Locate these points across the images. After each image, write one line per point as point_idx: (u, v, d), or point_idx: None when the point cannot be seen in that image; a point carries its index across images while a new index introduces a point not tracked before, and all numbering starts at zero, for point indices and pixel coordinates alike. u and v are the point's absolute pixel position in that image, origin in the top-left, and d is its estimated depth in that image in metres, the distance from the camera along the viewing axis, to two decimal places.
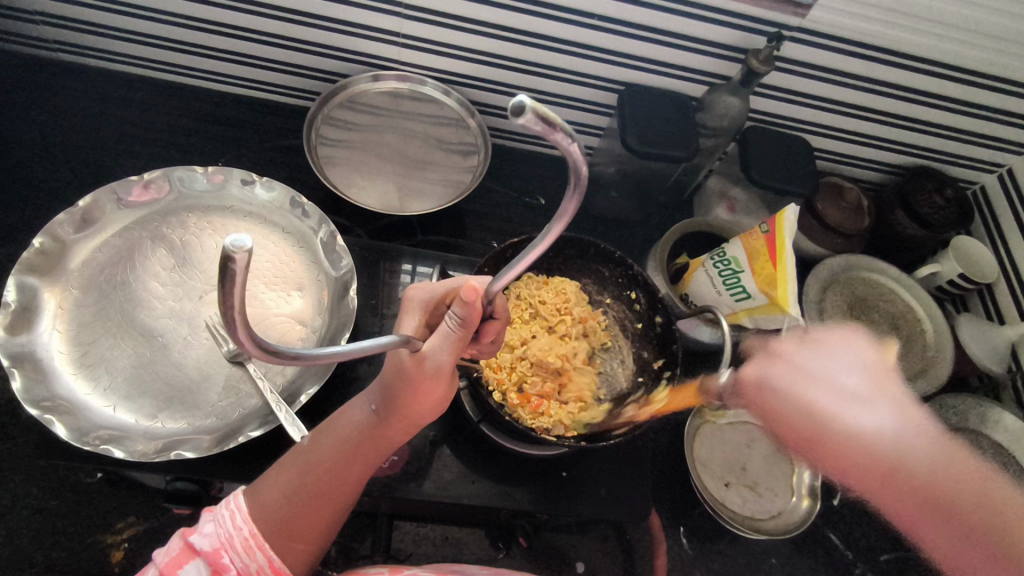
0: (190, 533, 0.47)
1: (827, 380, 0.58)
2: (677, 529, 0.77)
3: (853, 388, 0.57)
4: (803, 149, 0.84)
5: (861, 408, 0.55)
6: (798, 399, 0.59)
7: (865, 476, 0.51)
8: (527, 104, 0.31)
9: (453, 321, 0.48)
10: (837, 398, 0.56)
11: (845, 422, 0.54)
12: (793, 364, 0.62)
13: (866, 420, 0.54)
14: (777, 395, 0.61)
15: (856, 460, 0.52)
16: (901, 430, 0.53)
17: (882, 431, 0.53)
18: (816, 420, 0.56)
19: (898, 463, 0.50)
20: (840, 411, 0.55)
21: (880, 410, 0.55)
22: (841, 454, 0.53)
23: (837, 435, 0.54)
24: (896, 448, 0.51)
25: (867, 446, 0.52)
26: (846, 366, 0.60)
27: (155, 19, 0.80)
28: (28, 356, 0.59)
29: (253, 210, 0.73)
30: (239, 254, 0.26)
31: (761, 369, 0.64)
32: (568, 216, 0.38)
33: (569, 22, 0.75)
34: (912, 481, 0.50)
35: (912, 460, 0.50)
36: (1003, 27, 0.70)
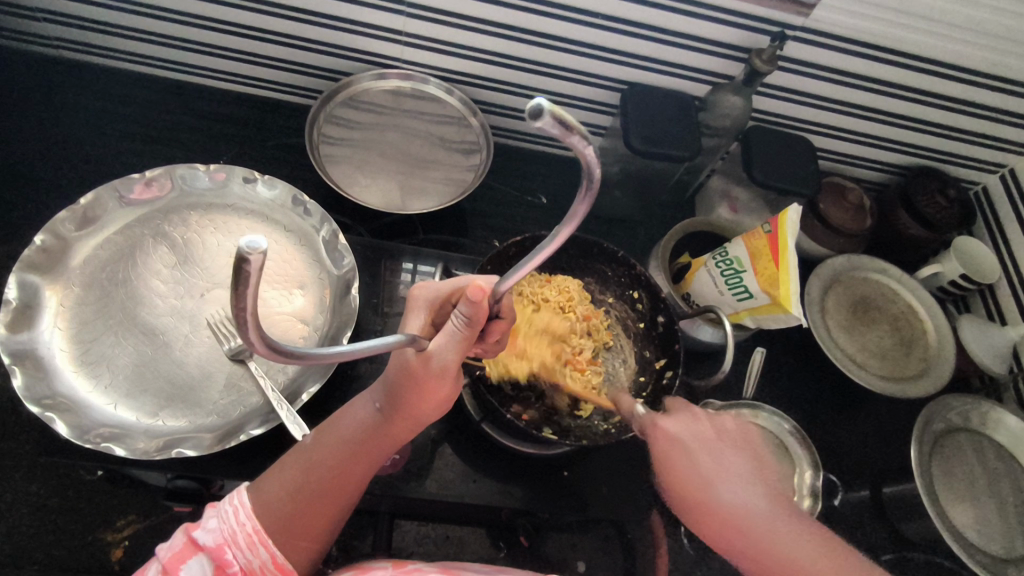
0: (193, 528, 0.47)
1: (702, 450, 0.54)
2: (677, 528, 0.76)
3: (734, 469, 0.53)
4: (806, 148, 0.84)
5: (739, 486, 0.51)
6: (695, 471, 0.52)
7: (746, 554, 0.49)
8: (545, 107, 0.32)
9: (459, 321, 0.48)
10: (715, 475, 0.52)
11: (721, 496, 0.51)
12: (689, 435, 0.55)
13: (740, 497, 0.51)
14: (676, 463, 0.53)
15: (734, 535, 0.50)
16: (775, 516, 0.50)
17: (761, 514, 0.50)
18: (699, 495, 0.51)
19: (776, 553, 0.48)
20: (711, 484, 0.51)
21: (758, 490, 0.52)
22: (719, 525, 0.50)
23: (711, 501, 0.51)
24: (771, 525, 0.49)
25: (741, 527, 0.49)
26: (725, 446, 0.54)
27: (156, 17, 0.80)
28: (29, 353, 0.59)
29: (255, 208, 0.73)
30: (254, 256, 0.27)
31: (676, 425, 0.56)
32: (578, 218, 0.39)
33: (571, 20, 0.75)
34: (788, 569, 0.47)
35: (790, 548, 0.48)
36: (1006, 27, 0.70)
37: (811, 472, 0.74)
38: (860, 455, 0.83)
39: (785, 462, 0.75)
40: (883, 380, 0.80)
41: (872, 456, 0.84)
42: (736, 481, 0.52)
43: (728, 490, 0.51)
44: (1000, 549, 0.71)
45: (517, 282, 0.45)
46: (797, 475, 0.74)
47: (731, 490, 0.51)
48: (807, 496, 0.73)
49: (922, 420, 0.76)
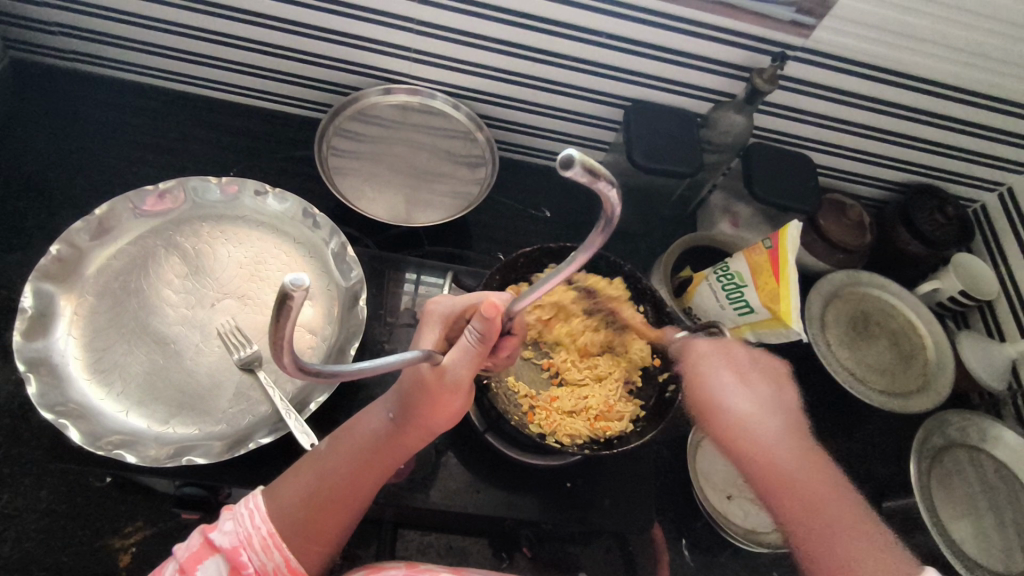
0: (210, 529, 0.47)
1: (736, 374, 0.60)
2: (679, 541, 0.77)
3: (750, 391, 0.60)
4: (806, 165, 0.85)
5: (749, 402, 0.59)
6: (711, 383, 0.60)
7: (754, 460, 0.56)
8: (576, 157, 0.33)
9: (472, 336, 0.49)
10: (739, 391, 0.59)
11: (720, 395, 0.59)
12: (723, 356, 0.62)
13: (757, 415, 0.58)
14: (701, 373, 0.61)
15: (737, 436, 0.57)
16: (776, 428, 0.57)
17: (758, 418, 0.57)
18: (709, 402, 0.59)
19: (773, 454, 0.55)
20: (730, 398, 0.59)
21: (752, 402, 0.59)
22: (727, 429, 0.58)
23: (710, 397, 0.60)
24: (777, 438, 0.56)
25: (744, 431, 0.57)
26: (746, 363, 0.61)
27: (173, 32, 0.82)
28: (44, 361, 0.60)
29: (266, 220, 0.74)
30: (297, 291, 0.29)
31: (698, 355, 0.62)
32: (594, 248, 0.40)
33: (577, 39, 0.77)
34: (767, 455, 0.55)
35: (774, 445, 0.56)
36: (1003, 49, 0.71)
37: None
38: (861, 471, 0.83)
39: None
40: (882, 393, 0.81)
41: (872, 470, 0.84)
42: (744, 389, 0.60)
43: (735, 395, 0.59)
44: (999, 565, 0.72)
45: (534, 300, 0.46)
46: None
47: (736, 397, 0.59)
48: None
49: (922, 434, 0.78)
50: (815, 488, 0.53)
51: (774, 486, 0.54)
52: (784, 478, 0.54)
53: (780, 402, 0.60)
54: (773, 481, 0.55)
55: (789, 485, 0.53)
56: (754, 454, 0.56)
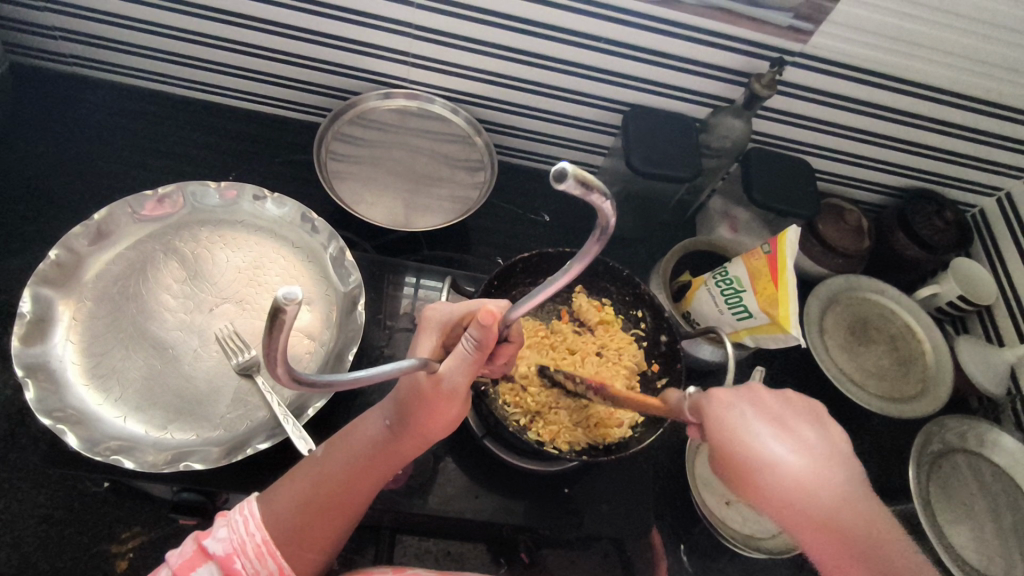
0: (204, 536, 0.47)
1: (775, 424, 0.50)
2: (677, 545, 0.77)
3: (797, 442, 0.49)
4: (805, 170, 0.85)
5: (805, 460, 0.48)
6: (746, 442, 0.49)
7: (819, 532, 0.46)
8: (569, 169, 0.33)
9: (469, 344, 0.48)
10: (786, 446, 0.49)
11: (769, 454, 0.48)
12: (754, 405, 0.51)
13: (816, 474, 0.48)
14: (732, 429, 0.50)
15: (796, 507, 0.47)
16: (836, 484, 0.47)
17: (822, 478, 0.47)
18: (756, 462, 0.48)
19: (841, 522, 0.46)
20: (779, 459, 0.48)
21: (808, 456, 0.49)
22: (784, 501, 0.47)
23: (756, 458, 0.48)
24: (841, 499, 0.47)
25: (804, 499, 0.47)
26: (784, 406, 0.51)
27: (172, 36, 0.83)
28: (42, 367, 0.60)
29: (264, 224, 0.74)
30: (290, 305, 0.28)
31: (719, 407, 0.51)
32: (589, 258, 0.39)
33: (575, 44, 0.77)
34: (837, 525, 0.46)
35: (843, 510, 0.46)
36: (1002, 55, 0.72)
37: None
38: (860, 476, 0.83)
39: None
40: (881, 399, 0.81)
41: (871, 475, 0.84)
42: (789, 441, 0.49)
43: (781, 451, 0.48)
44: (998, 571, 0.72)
45: (530, 310, 0.46)
46: None
47: (782, 452, 0.48)
48: None
49: (921, 439, 0.78)
50: (895, 556, 0.45)
51: (848, 562, 0.46)
52: (857, 550, 0.45)
53: (830, 445, 0.50)
54: (844, 555, 0.46)
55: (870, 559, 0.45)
56: (820, 526, 0.46)
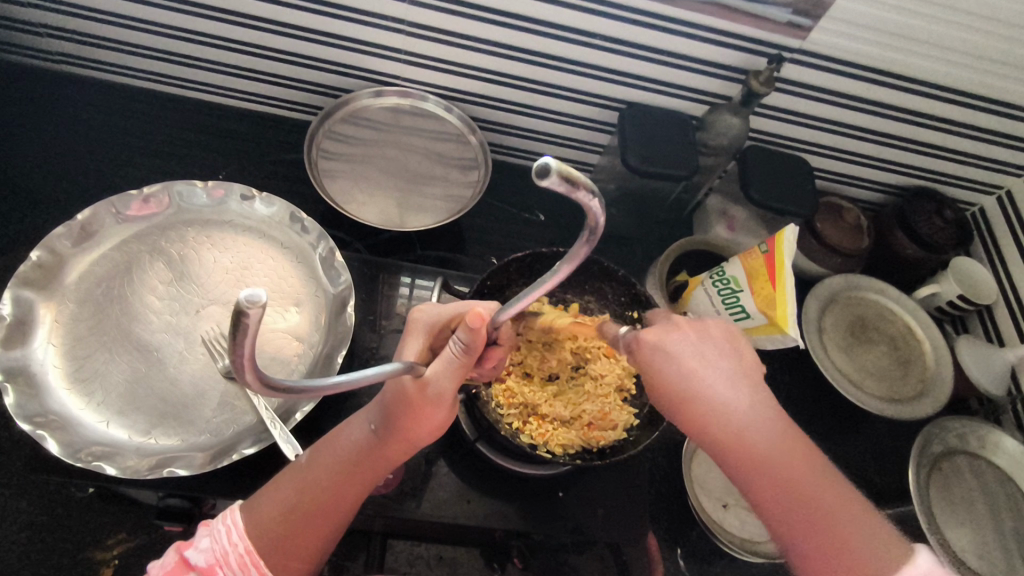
0: (185, 547, 0.46)
1: (707, 353, 0.52)
2: (675, 551, 0.75)
3: (727, 372, 0.51)
4: (802, 169, 0.84)
5: (730, 389, 0.50)
6: (681, 370, 0.52)
7: (743, 456, 0.48)
8: (552, 165, 0.31)
9: (457, 346, 0.47)
10: (716, 377, 0.51)
11: (703, 385, 0.51)
12: (696, 338, 0.53)
13: (740, 404, 0.50)
14: (667, 355, 0.53)
15: (716, 429, 0.49)
16: (761, 415, 0.49)
17: (745, 407, 0.50)
18: (687, 392, 0.51)
19: (764, 447, 0.48)
20: (707, 386, 0.51)
21: (739, 387, 0.51)
22: (707, 423, 0.49)
23: (694, 388, 0.51)
24: (764, 428, 0.48)
25: (727, 425, 0.49)
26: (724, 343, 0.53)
27: (159, 33, 0.81)
28: (22, 371, 0.59)
29: (252, 224, 0.73)
30: (254, 309, 0.27)
31: (661, 336, 0.54)
32: (578, 259, 0.38)
33: (569, 40, 0.76)
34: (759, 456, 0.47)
35: (762, 441, 0.48)
36: (1003, 51, 0.70)
37: None
38: (858, 478, 0.82)
39: None
40: (881, 401, 0.80)
41: (871, 478, 0.83)
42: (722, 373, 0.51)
43: (711, 382, 0.51)
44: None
45: (519, 312, 0.44)
46: None
47: (710, 380, 0.51)
48: None
49: (919, 443, 0.77)
50: (817, 487, 0.46)
51: (771, 493, 0.46)
52: (778, 478, 0.46)
53: (756, 380, 0.52)
54: (772, 491, 0.46)
55: (795, 497, 0.46)
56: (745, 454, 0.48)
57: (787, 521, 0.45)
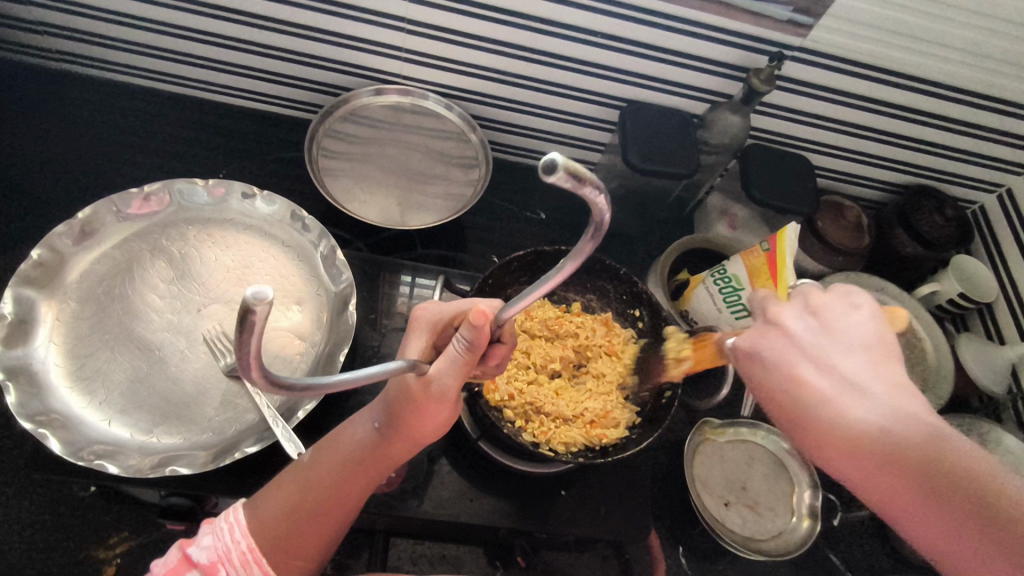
0: (188, 544, 0.46)
1: (819, 354, 0.42)
2: (677, 549, 0.76)
3: (850, 372, 0.41)
4: (803, 167, 0.84)
5: (860, 395, 0.40)
6: (784, 378, 0.42)
7: (890, 482, 0.37)
8: (558, 161, 0.31)
9: (460, 344, 0.47)
10: (836, 383, 0.41)
11: (813, 388, 0.41)
12: (801, 336, 0.43)
13: (879, 413, 0.39)
14: (767, 361, 0.44)
15: (852, 454, 0.38)
16: (898, 420, 0.38)
17: (877, 414, 0.39)
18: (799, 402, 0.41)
19: (915, 461, 0.36)
20: (828, 397, 0.40)
21: (866, 389, 0.40)
22: (835, 444, 0.39)
23: (807, 400, 0.41)
24: (911, 435, 0.37)
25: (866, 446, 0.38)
26: (841, 336, 0.42)
27: (158, 31, 0.81)
28: (24, 369, 0.58)
29: (253, 223, 0.73)
30: (260, 305, 0.26)
31: (755, 340, 0.45)
32: (582, 257, 0.37)
33: (570, 38, 0.76)
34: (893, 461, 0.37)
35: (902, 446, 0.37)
36: (1004, 49, 0.70)
37: (810, 491, 0.76)
38: None
39: (784, 480, 0.77)
40: None
41: None
42: (838, 373, 0.41)
43: (826, 389, 0.41)
44: None
45: (520, 311, 0.43)
46: (796, 494, 0.76)
47: (825, 386, 0.41)
48: (806, 516, 0.75)
49: None
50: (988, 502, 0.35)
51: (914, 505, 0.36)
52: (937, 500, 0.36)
53: (891, 371, 0.40)
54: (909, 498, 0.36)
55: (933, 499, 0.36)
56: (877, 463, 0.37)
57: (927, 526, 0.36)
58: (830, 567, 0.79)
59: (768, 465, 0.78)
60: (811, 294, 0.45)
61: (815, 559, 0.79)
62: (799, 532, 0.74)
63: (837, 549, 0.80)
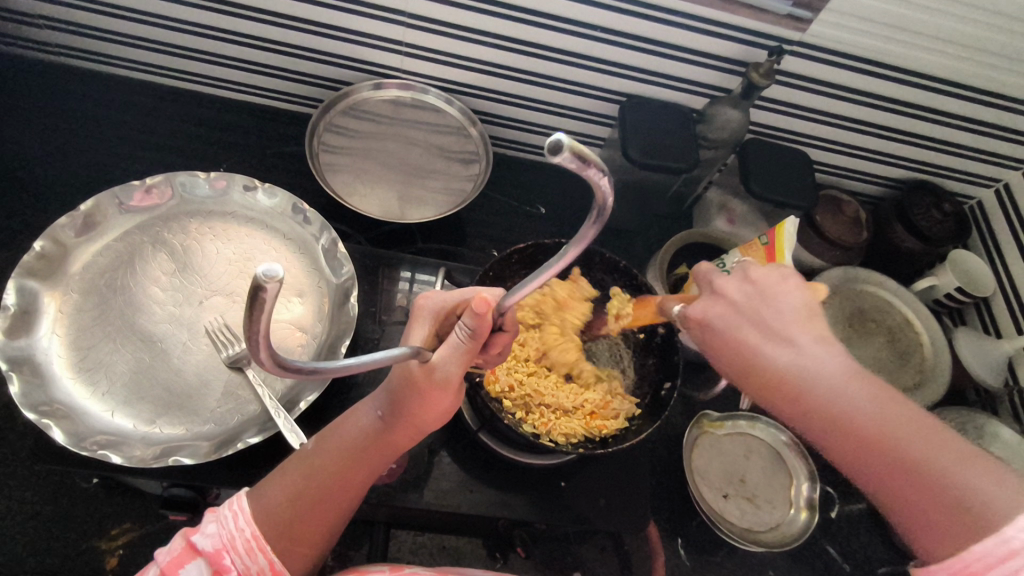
0: (193, 533, 0.46)
1: (755, 314, 0.47)
2: (675, 540, 0.77)
3: (779, 326, 0.46)
4: (802, 161, 0.85)
5: (786, 344, 0.45)
6: (727, 342, 0.48)
7: (810, 416, 0.42)
8: (564, 142, 0.31)
9: (463, 332, 0.47)
10: (773, 341, 0.46)
11: (758, 351, 0.46)
12: (741, 303, 0.48)
13: (802, 360, 0.44)
14: (715, 330, 0.49)
15: (786, 393, 0.43)
16: (837, 374, 0.43)
17: (819, 372, 0.43)
18: (744, 361, 0.46)
19: (835, 404, 0.41)
20: (757, 346, 0.46)
21: (802, 348, 0.44)
22: (781, 395, 0.44)
23: (752, 360, 0.46)
24: (840, 385, 0.42)
25: (791, 385, 0.43)
26: (779, 302, 0.47)
27: (159, 25, 0.81)
28: (27, 360, 0.59)
29: (254, 216, 0.73)
30: (270, 283, 0.27)
31: (703, 309, 0.50)
32: (586, 242, 0.37)
33: (570, 33, 0.76)
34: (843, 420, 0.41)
35: (840, 401, 0.41)
36: (1001, 43, 0.71)
37: (808, 484, 0.76)
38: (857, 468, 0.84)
39: (782, 473, 0.78)
40: None
41: None
42: (776, 338, 0.46)
43: (766, 350, 0.45)
44: None
45: (523, 298, 0.44)
46: (794, 486, 0.77)
47: (766, 349, 0.45)
48: (804, 508, 0.75)
49: None
50: (895, 436, 0.39)
51: (852, 458, 0.40)
52: (849, 432, 0.40)
53: (817, 328, 0.45)
54: (850, 449, 0.40)
55: (881, 457, 0.39)
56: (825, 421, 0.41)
57: (880, 481, 0.39)
58: (827, 558, 0.80)
59: (766, 458, 0.79)
60: (751, 266, 0.50)
61: (812, 550, 0.80)
62: (798, 523, 0.74)
63: (835, 541, 0.81)
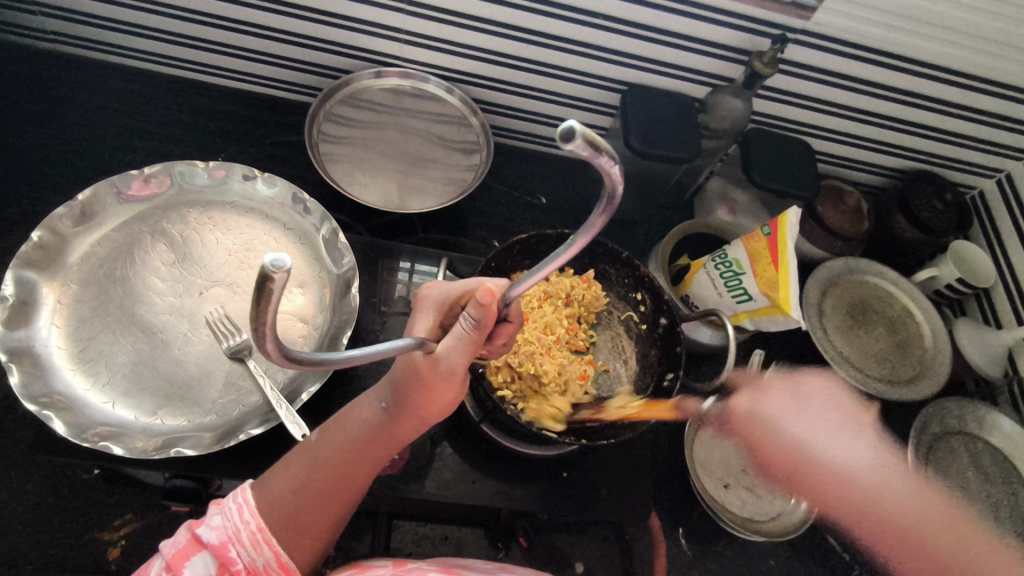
0: (197, 525, 0.46)
1: (813, 420, 0.52)
2: (676, 530, 0.78)
3: (838, 431, 0.51)
4: (804, 151, 0.84)
5: (843, 448, 0.49)
6: (783, 435, 0.52)
7: (854, 510, 0.46)
8: (577, 130, 0.30)
9: (467, 323, 0.47)
10: (828, 437, 0.50)
11: (811, 446, 0.50)
12: (789, 408, 0.55)
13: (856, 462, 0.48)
14: (770, 424, 0.54)
15: (838, 495, 0.47)
16: (878, 471, 0.48)
17: (876, 475, 0.48)
18: (801, 451, 0.50)
19: (881, 500, 0.46)
20: (818, 443, 0.50)
21: (850, 446, 0.50)
22: (840, 493, 0.47)
23: (805, 453, 0.50)
24: (887, 484, 0.47)
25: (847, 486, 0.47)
26: (821, 410, 0.54)
27: (155, 12, 0.80)
28: (26, 351, 0.58)
29: (254, 205, 0.72)
30: (279, 273, 0.26)
31: (751, 408, 0.57)
32: (593, 232, 0.37)
33: (572, 21, 0.75)
34: (892, 515, 0.45)
35: (885, 495, 0.46)
36: (1006, 32, 0.70)
37: None
38: None
39: None
40: (882, 384, 0.80)
41: None
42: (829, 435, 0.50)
43: (820, 443, 0.50)
44: None
45: (529, 289, 0.44)
46: None
47: (819, 439, 0.50)
48: None
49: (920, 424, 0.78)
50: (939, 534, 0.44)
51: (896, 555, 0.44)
52: (888, 520, 0.45)
53: (867, 438, 0.51)
54: (894, 547, 0.44)
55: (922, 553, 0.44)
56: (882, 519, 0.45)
57: None
58: (827, 548, 0.80)
59: None
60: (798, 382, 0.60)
61: (812, 540, 0.80)
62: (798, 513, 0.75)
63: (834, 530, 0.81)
